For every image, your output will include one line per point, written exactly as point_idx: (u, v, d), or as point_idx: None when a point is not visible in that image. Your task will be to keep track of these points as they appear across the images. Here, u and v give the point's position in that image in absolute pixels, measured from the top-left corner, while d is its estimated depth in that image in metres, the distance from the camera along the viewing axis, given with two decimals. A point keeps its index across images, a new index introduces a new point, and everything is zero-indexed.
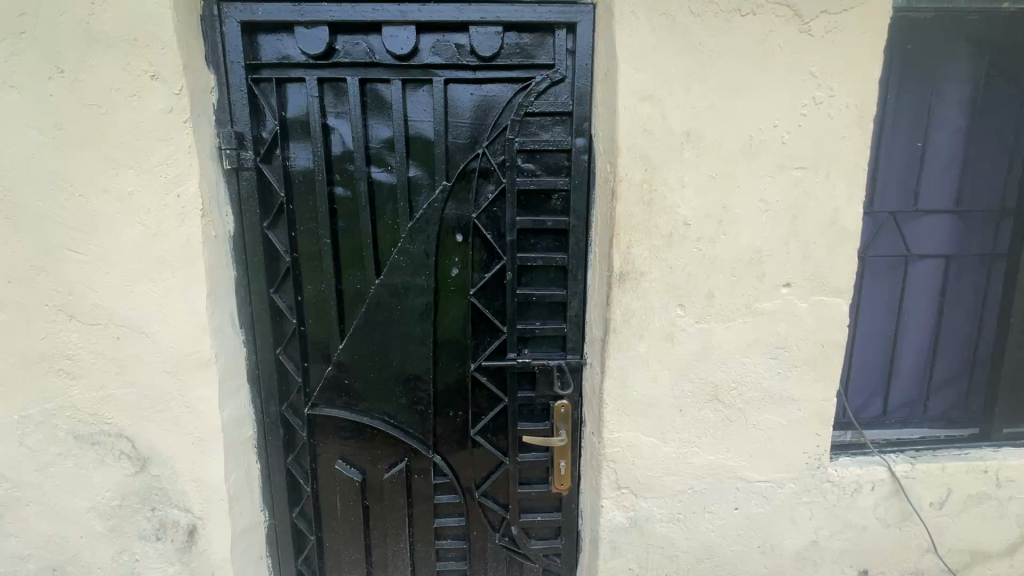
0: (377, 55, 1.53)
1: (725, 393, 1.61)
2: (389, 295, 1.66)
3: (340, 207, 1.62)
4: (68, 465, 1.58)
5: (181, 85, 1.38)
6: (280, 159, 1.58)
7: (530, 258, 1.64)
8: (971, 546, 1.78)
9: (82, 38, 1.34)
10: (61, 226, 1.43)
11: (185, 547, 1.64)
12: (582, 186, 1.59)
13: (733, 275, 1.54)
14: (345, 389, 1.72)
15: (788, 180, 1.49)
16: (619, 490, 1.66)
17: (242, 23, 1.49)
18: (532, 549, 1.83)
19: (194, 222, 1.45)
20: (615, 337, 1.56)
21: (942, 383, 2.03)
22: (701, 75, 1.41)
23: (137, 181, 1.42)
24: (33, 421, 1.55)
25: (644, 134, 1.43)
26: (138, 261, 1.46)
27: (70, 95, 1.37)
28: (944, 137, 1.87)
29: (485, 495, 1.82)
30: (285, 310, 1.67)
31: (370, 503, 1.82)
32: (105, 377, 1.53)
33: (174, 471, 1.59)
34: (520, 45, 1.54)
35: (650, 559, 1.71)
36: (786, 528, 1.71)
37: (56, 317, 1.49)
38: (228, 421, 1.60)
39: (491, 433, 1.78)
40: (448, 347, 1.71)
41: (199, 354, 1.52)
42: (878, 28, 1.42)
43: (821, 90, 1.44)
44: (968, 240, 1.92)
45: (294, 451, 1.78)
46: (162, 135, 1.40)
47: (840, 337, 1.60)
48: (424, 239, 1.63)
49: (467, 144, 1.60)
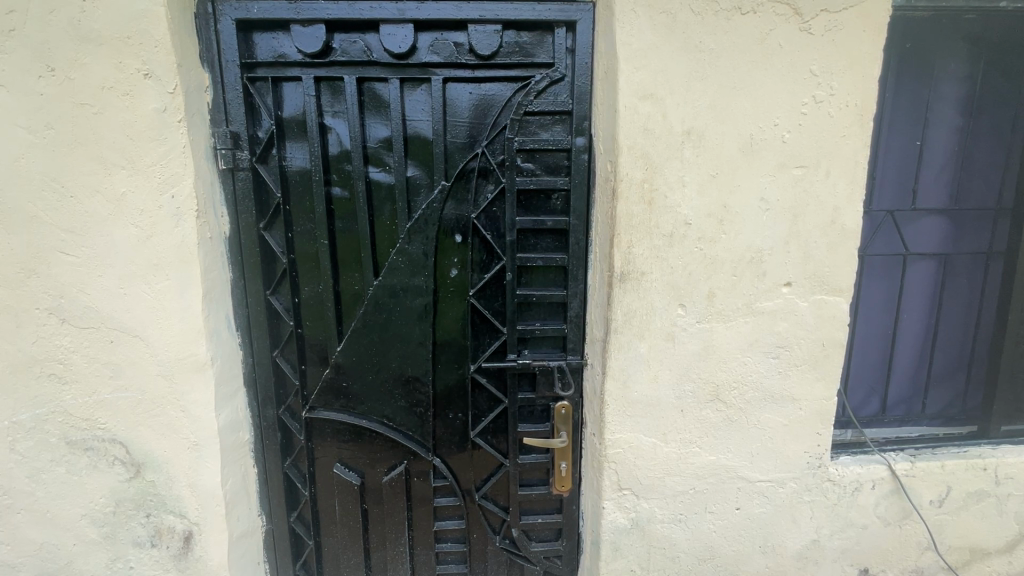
0: (374, 54, 1.51)
1: (726, 393, 1.61)
2: (387, 296, 1.64)
3: (338, 207, 1.60)
4: (61, 471, 1.55)
5: (175, 84, 1.36)
6: (276, 159, 1.56)
7: (530, 258, 1.63)
8: (970, 543, 1.79)
9: (72, 36, 1.32)
10: (52, 228, 1.40)
11: (181, 554, 1.62)
12: (582, 186, 1.58)
13: (734, 275, 1.53)
14: (344, 392, 1.70)
15: (788, 179, 1.48)
16: (621, 490, 1.65)
17: (236, 21, 1.47)
18: (533, 551, 1.82)
19: (188, 223, 1.43)
20: (617, 337, 1.55)
21: (939, 380, 2.04)
22: (701, 73, 1.41)
23: (130, 182, 1.39)
24: (24, 427, 1.51)
25: (645, 134, 1.43)
26: (132, 263, 1.43)
27: (61, 94, 1.34)
28: (942, 136, 1.88)
29: (485, 497, 1.80)
30: (282, 312, 1.65)
31: (369, 506, 1.80)
32: (98, 382, 1.50)
33: (170, 477, 1.57)
34: (518, 43, 1.52)
35: (651, 560, 1.70)
36: (787, 527, 1.71)
37: (46, 320, 1.46)
38: (225, 424, 1.58)
39: (491, 434, 1.76)
40: (447, 348, 1.69)
41: (194, 357, 1.50)
42: (877, 26, 1.42)
43: (820, 88, 1.44)
44: (965, 238, 1.93)
45: (291, 455, 1.75)
46: (156, 135, 1.37)
47: (840, 336, 1.59)
48: (422, 240, 1.62)
49: (466, 144, 1.58)
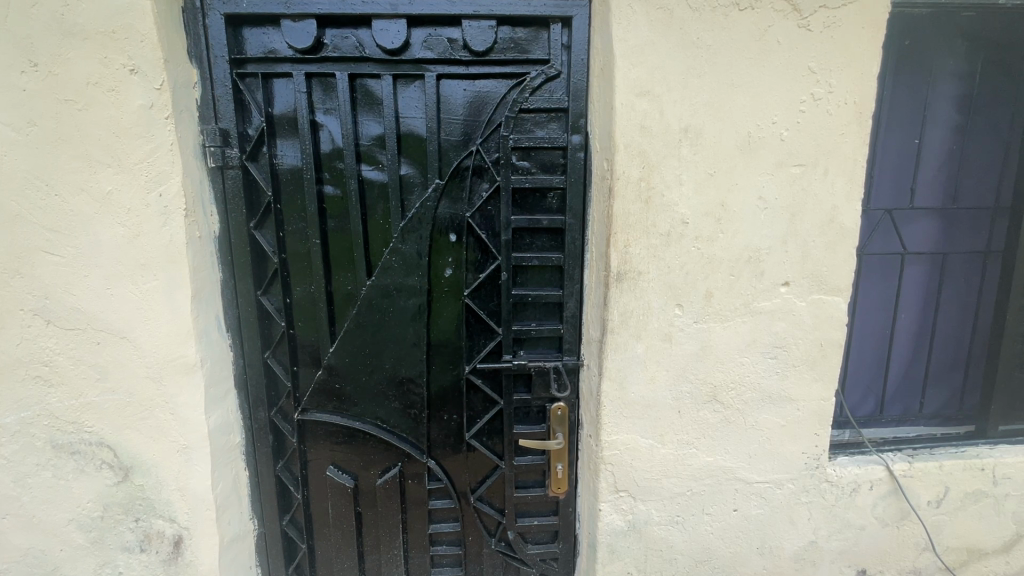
0: (367, 50, 1.49)
1: (723, 393, 1.59)
2: (381, 296, 1.62)
3: (330, 206, 1.58)
4: (47, 475, 1.52)
5: (162, 80, 1.33)
6: (266, 156, 1.53)
7: (525, 258, 1.60)
8: (968, 543, 1.78)
9: (56, 30, 1.28)
10: (37, 228, 1.37)
11: (171, 559, 1.59)
12: (578, 185, 1.56)
13: (732, 275, 1.52)
14: (336, 393, 1.67)
15: (786, 177, 1.47)
16: (618, 492, 1.63)
17: (226, 16, 1.44)
18: (529, 554, 1.80)
19: (177, 222, 1.40)
20: (614, 338, 1.53)
21: (937, 379, 2.03)
22: (699, 70, 1.39)
23: (116, 179, 1.36)
24: (9, 430, 1.48)
25: (642, 131, 1.41)
26: (119, 263, 1.40)
27: (44, 89, 1.31)
28: (941, 135, 1.87)
29: (480, 499, 1.78)
30: (273, 312, 1.62)
31: (363, 509, 1.77)
32: (84, 384, 1.47)
33: (159, 480, 1.54)
34: (513, 39, 1.50)
35: (648, 562, 1.69)
36: (786, 528, 1.70)
37: (32, 322, 1.43)
38: (216, 427, 1.55)
39: (486, 436, 1.74)
40: (442, 348, 1.66)
41: (184, 359, 1.47)
42: (876, 21, 1.40)
43: (819, 86, 1.42)
44: (962, 238, 1.92)
45: (283, 457, 1.73)
46: (143, 132, 1.34)
47: (838, 336, 1.58)
48: (416, 239, 1.59)
49: (460, 141, 1.55)
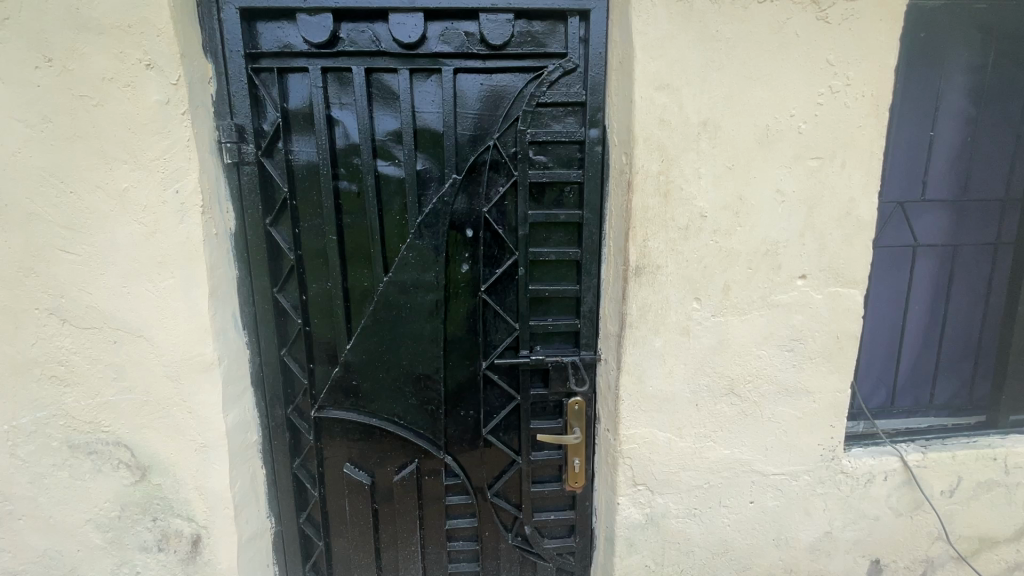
0: (383, 44, 1.48)
1: (741, 387, 1.60)
2: (398, 292, 1.61)
3: (346, 202, 1.56)
4: (64, 475, 1.50)
5: (179, 75, 1.31)
6: (282, 152, 1.52)
7: (542, 253, 1.60)
8: (980, 533, 1.80)
9: (71, 25, 1.26)
10: (52, 226, 1.36)
11: (189, 557, 1.58)
12: (596, 179, 1.56)
13: (749, 268, 1.52)
14: (353, 390, 1.66)
15: (804, 170, 1.47)
16: (636, 486, 1.64)
17: (241, 10, 1.43)
18: (546, 548, 1.81)
19: (194, 219, 1.38)
20: (632, 332, 1.53)
21: (948, 370, 2.04)
22: (718, 63, 1.39)
23: (132, 176, 1.34)
24: (25, 431, 1.47)
25: (661, 125, 1.40)
26: (135, 261, 1.39)
27: (58, 85, 1.29)
28: (952, 127, 1.88)
29: (497, 495, 1.78)
30: (289, 309, 1.61)
31: (379, 506, 1.77)
32: (101, 384, 1.46)
33: (177, 479, 1.53)
34: (531, 33, 1.49)
35: (666, 556, 1.70)
36: (801, 519, 1.71)
37: (47, 321, 1.41)
38: (233, 425, 1.54)
39: (503, 431, 1.74)
40: (459, 344, 1.66)
41: (201, 357, 1.46)
42: (894, 13, 1.40)
43: (837, 78, 1.42)
44: (974, 229, 1.93)
45: (300, 455, 1.72)
46: (160, 129, 1.32)
47: (854, 328, 1.58)
48: (433, 235, 1.58)
49: (477, 136, 1.55)
